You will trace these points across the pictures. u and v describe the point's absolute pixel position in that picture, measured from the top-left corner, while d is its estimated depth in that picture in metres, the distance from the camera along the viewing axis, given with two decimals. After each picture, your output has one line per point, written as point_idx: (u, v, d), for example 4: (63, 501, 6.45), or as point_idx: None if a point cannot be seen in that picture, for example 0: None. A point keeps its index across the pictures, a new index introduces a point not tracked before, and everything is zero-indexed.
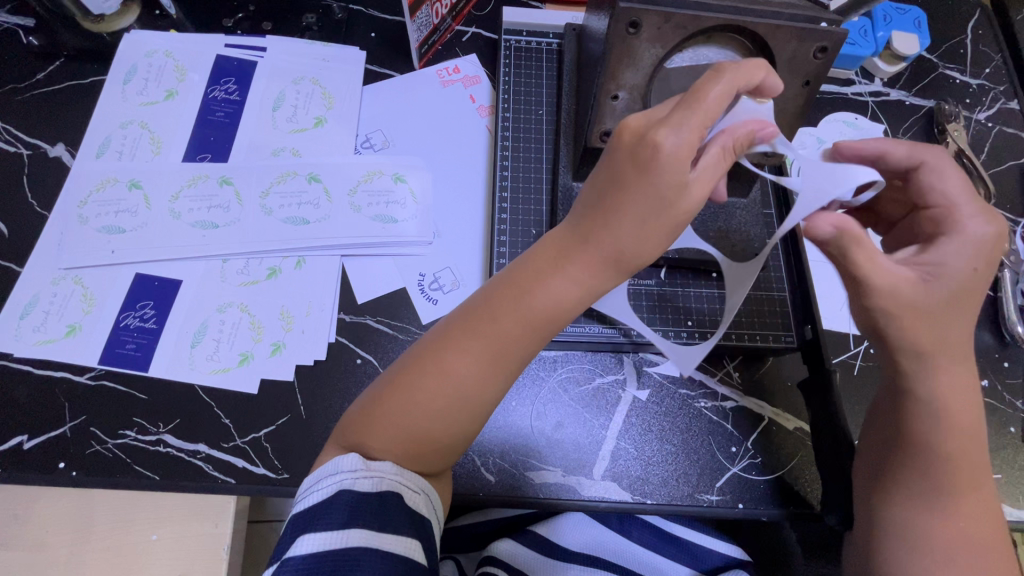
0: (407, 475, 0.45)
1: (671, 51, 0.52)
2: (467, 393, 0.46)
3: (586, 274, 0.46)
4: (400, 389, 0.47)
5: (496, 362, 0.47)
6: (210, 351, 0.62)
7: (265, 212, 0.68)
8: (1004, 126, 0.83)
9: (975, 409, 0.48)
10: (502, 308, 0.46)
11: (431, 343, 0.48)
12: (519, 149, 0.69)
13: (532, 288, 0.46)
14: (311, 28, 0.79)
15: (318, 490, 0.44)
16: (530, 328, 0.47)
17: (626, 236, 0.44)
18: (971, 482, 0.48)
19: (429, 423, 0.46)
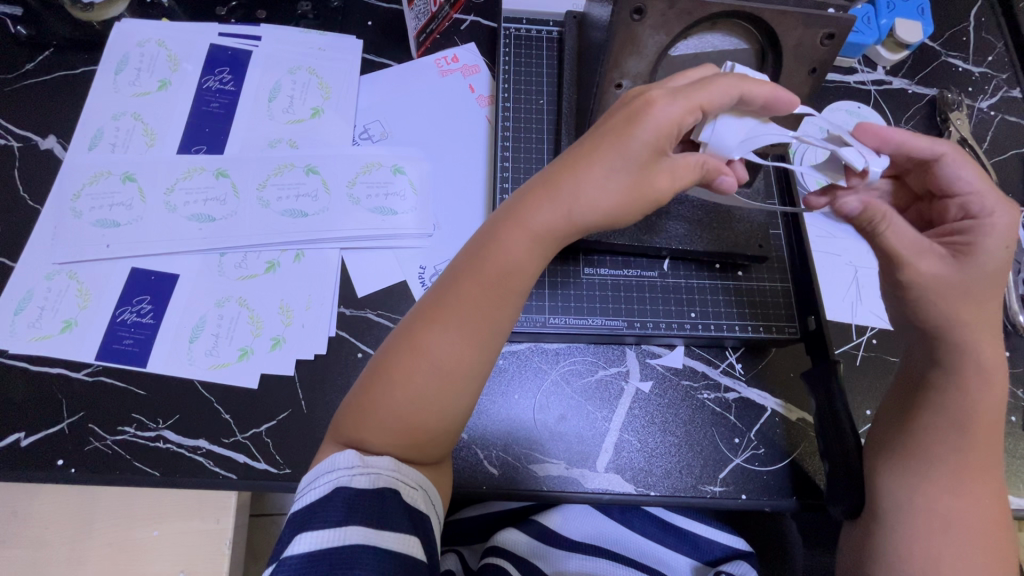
0: (402, 470, 0.45)
1: (676, 38, 0.51)
2: (447, 367, 0.46)
3: (546, 223, 0.45)
4: (387, 366, 0.47)
5: (474, 332, 0.46)
6: (209, 346, 0.62)
7: (261, 205, 0.67)
8: (1006, 114, 0.83)
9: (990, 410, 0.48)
10: (471, 278, 0.46)
11: (410, 327, 0.47)
12: (519, 139, 0.68)
13: (500, 245, 0.46)
14: (306, 16, 0.77)
15: (315, 488, 0.43)
16: (508, 293, 0.47)
17: (584, 189, 0.44)
18: (974, 480, 0.48)
19: (415, 405, 0.46)
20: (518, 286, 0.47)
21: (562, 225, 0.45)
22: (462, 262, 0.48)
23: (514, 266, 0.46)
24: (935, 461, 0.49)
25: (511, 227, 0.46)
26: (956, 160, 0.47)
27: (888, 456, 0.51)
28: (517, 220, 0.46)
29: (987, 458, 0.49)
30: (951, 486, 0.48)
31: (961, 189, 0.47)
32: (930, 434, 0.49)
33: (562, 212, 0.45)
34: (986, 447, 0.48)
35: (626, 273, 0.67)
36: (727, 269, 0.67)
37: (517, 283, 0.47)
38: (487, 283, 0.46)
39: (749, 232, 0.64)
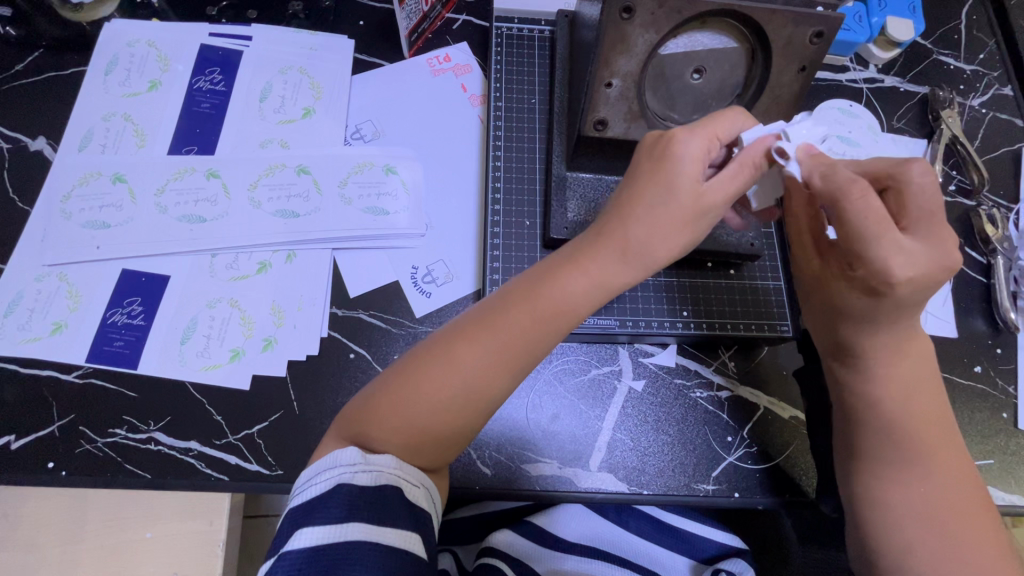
0: (405, 468, 0.45)
1: (665, 36, 0.51)
2: (478, 386, 0.46)
3: (606, 270, 0.47)
4: (415, 371, 0.47)
5: (510, 355, 0.47)
6: (201, 347, 0.61)
7: (253, 206, 0.67)
8: (998, 112, 0.83)
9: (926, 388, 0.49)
10: (517, 304, 0.47)
11: (446, 335, 0.48)
12: (511, 139, 0.68)
13: (556, 285, 0.47)
14: (297, 16, 0.77)
15: (317, 483, 0.43)
16: (547, 328, 0.47)
17: (637, 229, 0.46)
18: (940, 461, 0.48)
19: (442, 417, 0.46)
20: (561, 327, 0.47)
21: (618, 268, 0.47)
22: (511, 288, 0.49)
23: (567, 304, 0.47)
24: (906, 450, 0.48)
25: (574, 271, 0.47)
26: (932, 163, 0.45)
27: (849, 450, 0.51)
28: (581, 264, 0.47)
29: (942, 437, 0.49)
30: (921, 476, 0.48)
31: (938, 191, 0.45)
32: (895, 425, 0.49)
33: (621, 256, 0.46)
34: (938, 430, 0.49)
35: None
36: (719, 268, 0.67)
37: (561, 323, 0.48)
38: (532, 311, 0.47)
39: (741, 231, 0.64)
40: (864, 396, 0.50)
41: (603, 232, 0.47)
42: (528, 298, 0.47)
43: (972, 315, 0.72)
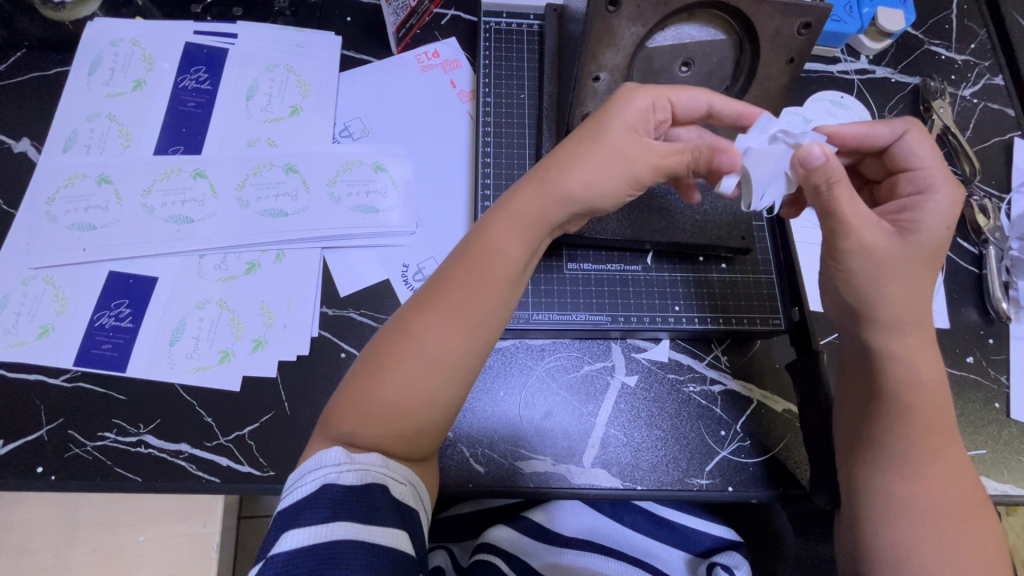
0: (392, 466, 0.45)
1: (653, 29, 0.50)
2: (438, 355, 0.46)
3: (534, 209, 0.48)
4: (376, 357, 0.47)
5: (463, 318, 0.46)
6: (190, 349, 0.61)
7: (240, 205, 0.66)
8: (988, 102, 0.83)
9: (932, 384, 0.48)
10: (464, 268, 0.47)
11: (403, 315, 0.48)
12: (501, 135, 0.67)
13: (492, 234, 0.48)
14: (283, 13, 0.76)
15: (303, 484, 0.43)
16: (497, 284, 0.47)
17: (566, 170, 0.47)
18: (940, 460, 0.47)
19: (405, 392, 0.45)
20: (506, 274, 0.48)
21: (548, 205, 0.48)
22: (456, 257, 0.49)
23: (507, 250, 0.48)
24: (904, 447, 0.47)
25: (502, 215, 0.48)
26: (916, 137, 0.49)
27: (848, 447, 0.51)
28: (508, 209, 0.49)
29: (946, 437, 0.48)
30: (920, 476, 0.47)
31: (914, 163, 0.48)
32: (894, 420, 0.48)
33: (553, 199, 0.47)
34: (945, 432, 0.48)
35: (610, 267, 0.66)
36: (711, 262, 0.67)
37: (509, 277, 0.48)
38: (477, 269, 0.47)
39: (732, 225, 0.64)
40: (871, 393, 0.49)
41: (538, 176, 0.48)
42: (469, 257, 0.47)
43: (964, 305, 0.72)
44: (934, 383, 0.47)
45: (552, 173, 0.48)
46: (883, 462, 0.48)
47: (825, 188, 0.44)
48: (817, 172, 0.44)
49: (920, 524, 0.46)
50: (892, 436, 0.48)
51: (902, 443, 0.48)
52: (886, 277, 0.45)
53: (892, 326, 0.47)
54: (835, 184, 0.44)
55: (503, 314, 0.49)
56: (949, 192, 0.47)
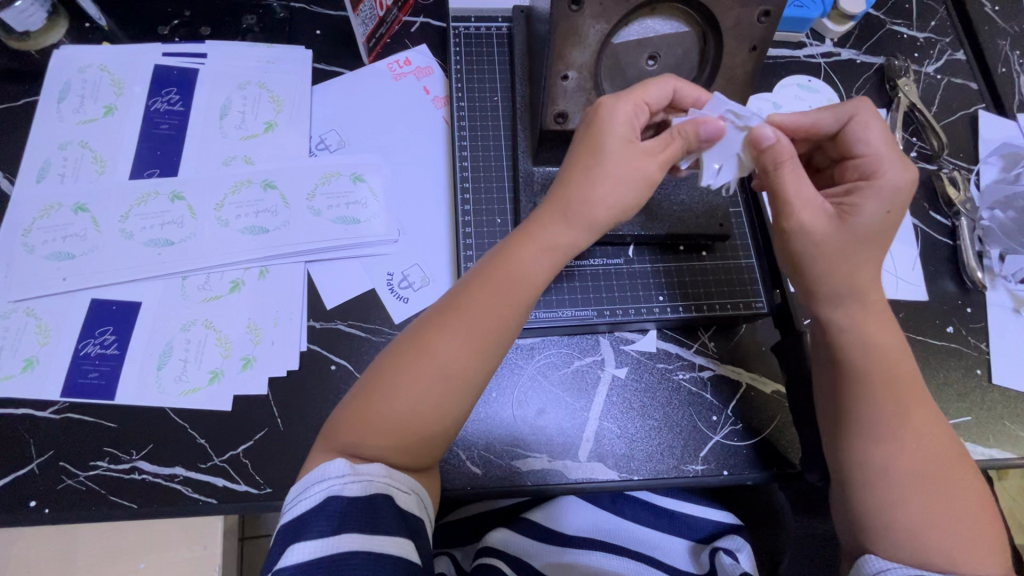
0: (395, 476, 0.45)
1: (616, 25, 0.51)
2: (452, 371, 0.46)
3: (556, 236, 0.49)
4: (389, 370, 0.47)
5: (477, 335, 0.47)
6: (178, 372, 0.60)
7: (220, 225, 0.66)
8: (951, 77, 0.85)
9: (889, 347, 0.49)
10: (480, 284, 0.48)
11: (417, 330, 0.48)
12: (476, 138, 0.68)
13: (513, 258, 0.49)
14: (252, 29, 0.76)
15: (306, 498, 0.43)
16: (512, 302, 0.48)
17: (587, 193, 0.48)
18: (911, 421, 0.48)
19: (419, 407, 0.46)
20: (525, 299, 0.49)
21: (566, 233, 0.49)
22: (473, 275, 0.50)
23: (526, 273, 0.49)
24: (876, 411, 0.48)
25: (528, 243, 0.49)
26: (861, 122, 0.50)
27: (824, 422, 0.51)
28: (533, 236, 0.49)
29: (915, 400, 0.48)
30: (897, 438, 0.47)
31: (860, 150, 0.49)
32: (861, 388, 0.49)
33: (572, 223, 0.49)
34: (915, 396, 0.49)
35: (593, 262, 0.67)
36: (692, 251, 0.68)
37: (522, 296, 0.49)
38: (495, 288, 0.48)
39: (708, 213, 0.65)
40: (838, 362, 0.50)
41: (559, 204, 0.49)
42: (488, 276, 0.48)
43: (941, 276, 0.74)
44: (898, 357, 0.49)
45: (574, 200, 0.48)
46: (859, 428, 0.48)
47: (772, 169, 0.48)
48: (768, 151, 0.48)
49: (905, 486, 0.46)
50: (859, 404, 0.48)
51: (872, 409, 0.48)
52: (830, 257, 0.47)
53: (839, 301, 0.49)
54: (781, 168, 0.47)
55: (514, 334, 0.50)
56: (893, 173, 0.47)
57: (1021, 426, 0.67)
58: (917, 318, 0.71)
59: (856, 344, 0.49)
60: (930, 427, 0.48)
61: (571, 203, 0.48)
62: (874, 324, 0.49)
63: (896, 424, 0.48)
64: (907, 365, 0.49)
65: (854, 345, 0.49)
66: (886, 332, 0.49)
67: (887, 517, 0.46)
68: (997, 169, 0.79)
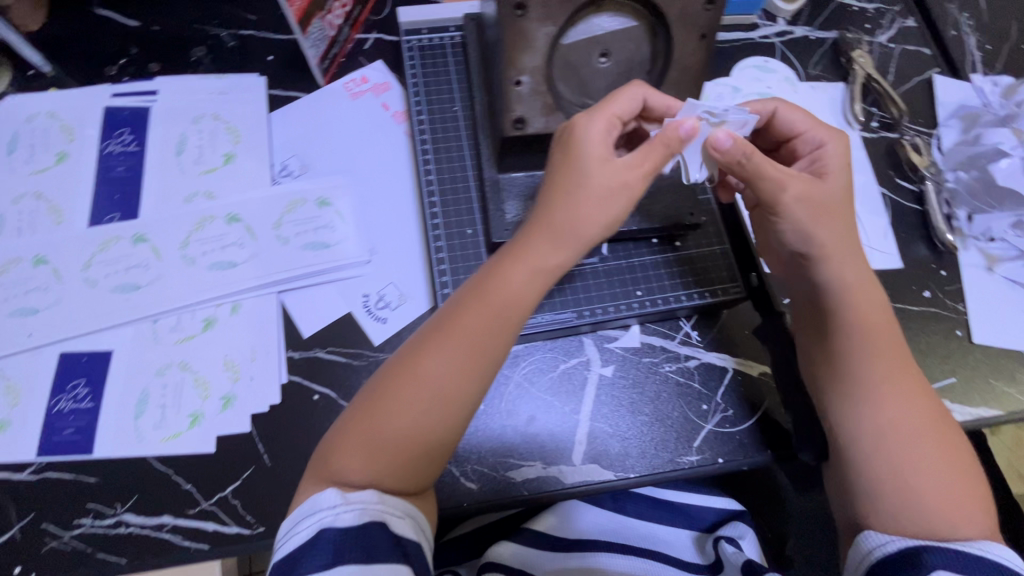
0: (388, 501, 0.44)
1: (564, 26, 0.50)
2: (444, 393, 0.47)
3: (539, 255, 0.49)
4: (381, 395, 0.47)
5: (467, 357, 0.47)
6: (157, 418, 0.59)
7: (187, 264, 0.64)
8: (904, 44, 0.87)
9: (877, 311, 0.52)
10: (468, 306, 0.49)
11: (408, 353, 0.48)
12: (440, 150, 0.67)
13: (498, 277, 0.49)
14: (202, 61, 0.75)
15: (299, 532, 0.43)
16: (499, 322, 0.49)
17: (567, 212, 0.49)
18: (905, 382, 0.51)
19: (411, 431, 0.46)
20: (512, 318, 0.49)
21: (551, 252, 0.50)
22: (460, 297, 0.50)
23: (511, 293, 0.49)
24: (871, 373, 0.51)
25: (515, 261, 0.50)
26: (788, 108, 0.56)
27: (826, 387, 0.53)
28: (521, 255, 0.50)
29: (903, 360, 0.52)
30: (895, 400, 0.50)
31: (795, 128, 0.56)
32: (859, 353, 0.52)
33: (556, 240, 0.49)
34: (907, 359, 0.52)
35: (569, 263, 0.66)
36: (665, 242, 0.68)
37: (507, 316, 0.49)
38: (483, 309, 0.48)
39: (679, 201, 0.65)
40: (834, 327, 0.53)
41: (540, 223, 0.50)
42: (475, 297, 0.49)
43: (914, 242, 0.74)
44: (886, 317, 0.53)
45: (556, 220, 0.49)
46: (862, 392, 0.51)
47: (745, 160, 0.51)
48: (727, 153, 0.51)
49: (899, 442, 0.49)
50: (859, 365, 0.52)
51: (866, 372, 0.51)
52: (819, 217, 0.52)
53: (826, 265, 0.53)
54: (751, 154, 0.51)
55: (504, 355, 0.50)
56: (832, 141, 0.54)
57: (1005, 382, 0.68)
58: (894, 286, 0.72)
59: (843, 303, 0.53)
60: (904, 393, 0.51)
61: (551, 220, 0.49)
62: (864, 292, 0.53)
63: (891, 386, 0.51)
64: (893, 324, 0.53)
65: (838, 304, 0.53)
66: (871, 297, 0.53)
67: (887, 471, 0.49)
68: (957, 131, 0.80)
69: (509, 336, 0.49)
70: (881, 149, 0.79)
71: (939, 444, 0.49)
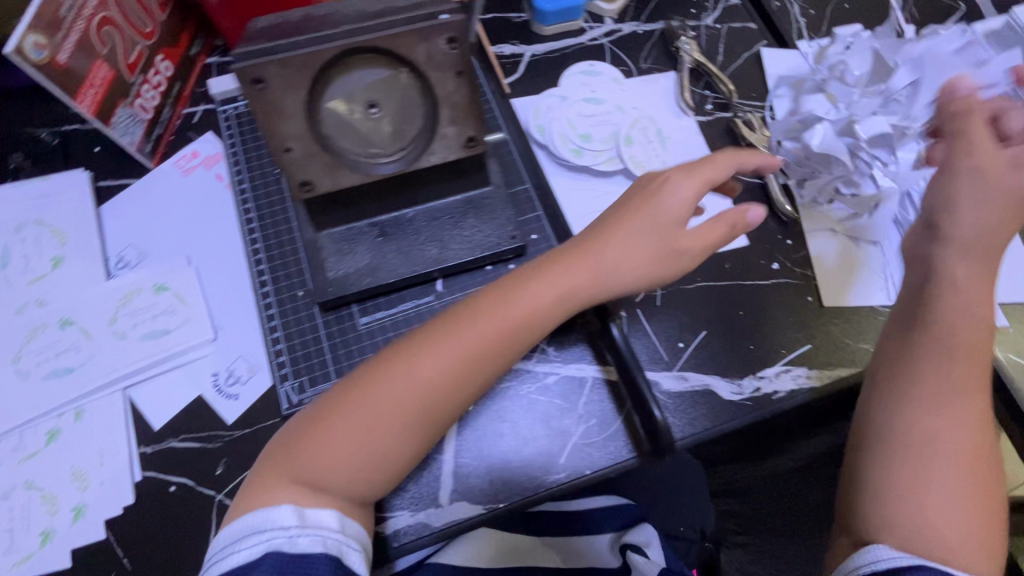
0: (346, 529, 0.50)
1: (318, 86, 0.50)
2: (367, 445, 0.51)
3: (475, 336, 0.54)
4: (345, 409, 0.52)
5: (402, 415, 0.52)
6: (6, 544, 0.58)
7: (22, 379, 0.63)
8: (731, 22, 0.88)
9: (977, 333, 0.55)
10: (395, 365, 0.53)
11: (340, 390, 0.53)
12: (264, 215, 0.67)
13: (415, 356, 0.53)
14: (22, 167, 0.74)
15: (240, 549, 0.48)
16: (414, 401, 0.52)
17: (409, 367, 0.52)
18: (963, 399, 0.53)
19: (354, 462, 0.51)
20: (449, 391, 0.53)
21: (472, 352, 0.54)
22: (392, 352, 0.54)
23: (427, 377, 0.52)
24: (919, 392, 0.54)
25: (452, 335, 0.54)
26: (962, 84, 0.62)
27: (879, 388, 0.56)
28: (456, 332, 0.54)
29: (976, 376, 0.54)
30: (951, 413, 0.53)
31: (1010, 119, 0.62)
32: (927, 360, 0.55)
33: (477, 350, 0.54)
34: (980, 370, 0.55)
35: (406, 306, 0.63)
36: None
37: (431, 392, 0.53)
38: (415, 385, 0.52)
39: (504, 225, 0.64)
40: (929, 323, 0.55)
41: (453, 328, 0.54)
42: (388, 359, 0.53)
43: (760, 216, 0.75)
44: (980, 328, 0.55)
45: (451, 329, 0.54)
46: (910, 399, 0.54)
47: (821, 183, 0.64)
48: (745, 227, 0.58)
49: (945, 463, 0.52)
50: (916, 387, 0.54)
51: (923, 372, 0.54)
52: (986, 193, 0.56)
53: (952, 249, 0.56)
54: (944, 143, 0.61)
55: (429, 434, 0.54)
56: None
57: (858, 339, 0.69)
58: (742, 264, 0.73)
59: (950, 308, 0.55)
60: (961, 414, 0.53)
61: (451, 331, 0.54)
62: (969, 289, 0.55)
63: (933, 407, 0.53)
64: (989, 344, 0.55)
65: (936, 305, 0.56)
66: (983, 289, 0.55)
67: (897, 503, 0.51)
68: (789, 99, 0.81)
69: (441, 416, 0.53)
70: (719, 130, 0.81)
71: (968, 480, 0.51)
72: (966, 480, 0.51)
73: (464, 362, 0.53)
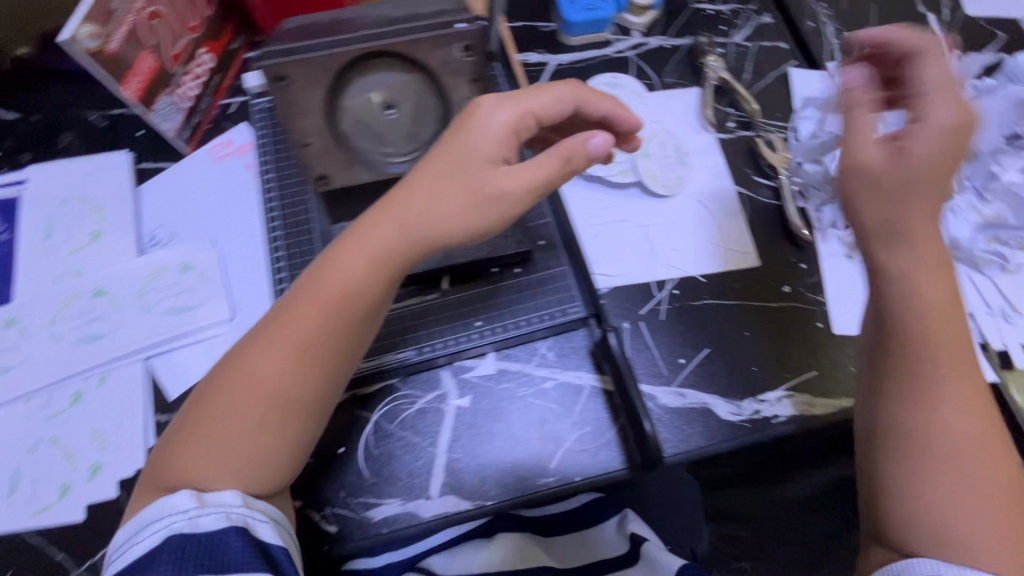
0: (248, 502, 0.48)
1: (335, 87, 0.54)
2: (324, 312, 0.49)
3: (436, 199, 0.49)
4: (289, 311, 0.50)
5: (374, 263, 0.49)
6: (29, 494, 0.62)
7: (55, 342, 0.68)
8: (760, 41, 0.87)
9: (945, 326, 0.46)
10: (370, 222, 0.50)
11: (323, 261, 0.51)
12: (285, 205, 0.72)
13: (362, 231, 0.50)
14: (72, 146, 0.80)
15: (144, 536, 0.45)
16: (358, 276, 0.49)
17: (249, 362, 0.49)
18: (941, 381, 0.46)
19: (275, 374, 0.48)
20: (360, 291, 0.49)
21: (399, 240, 0.49)
22: (371, 210, 0.51)
23: (381, 249, 0.49)
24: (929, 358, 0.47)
25: (381, 213, 0.50)
26: None
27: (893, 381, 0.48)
28: (411, 192, 0.50)
29: (966, 362, 0.47)
30: (938, 403, 0.46)
31: None
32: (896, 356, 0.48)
33: (397, 230, 0.49)
34: (966, 369, 0.47)
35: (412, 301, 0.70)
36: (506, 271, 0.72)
37: (349, 306, 0.49)
38: (375, 258, 0.49)
39: (509, 235, 0.71)
40: (885, 295, 0.47)
41: (413, 191, 0.49)
42: (379, 216, 0.49)
43: (775, 238, 0.75)
44: (949, 312, 0.46)
45: (408, 214, 0.49)
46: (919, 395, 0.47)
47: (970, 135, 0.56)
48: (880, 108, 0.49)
49: (947, 468, 0.45)
50: (898, 358, 0.48)
51: (923, 362, 0.47)
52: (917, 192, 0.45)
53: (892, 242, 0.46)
54: None
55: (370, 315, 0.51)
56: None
57: None
58: (753, 284, 0.72)
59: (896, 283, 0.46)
60: (964, 392, 0.46)
61: (362, 238, 0.49)
62: (931, 270, 0.45)
63: (923, 383, 0.47)
64: (961, 339, 0.47)
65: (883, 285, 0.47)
66: (947, 277, 0.45)
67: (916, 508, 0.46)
68: (814, 121, 0.80)
69: (374, 286, 0.50)
70: (739, 148, 0.80)
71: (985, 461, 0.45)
72: (990, 464, 0.46)
73: (405, 237, 0.49)
